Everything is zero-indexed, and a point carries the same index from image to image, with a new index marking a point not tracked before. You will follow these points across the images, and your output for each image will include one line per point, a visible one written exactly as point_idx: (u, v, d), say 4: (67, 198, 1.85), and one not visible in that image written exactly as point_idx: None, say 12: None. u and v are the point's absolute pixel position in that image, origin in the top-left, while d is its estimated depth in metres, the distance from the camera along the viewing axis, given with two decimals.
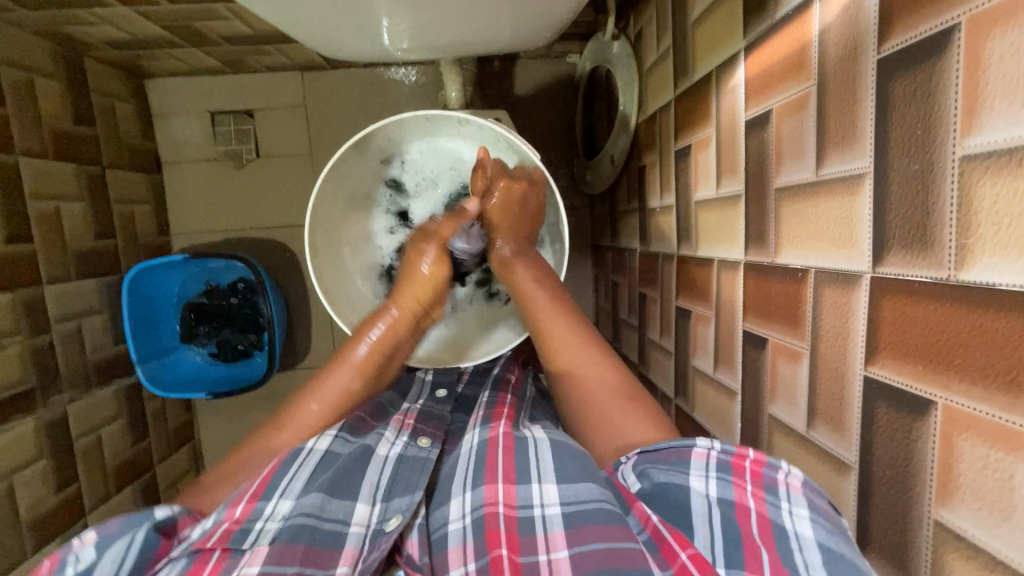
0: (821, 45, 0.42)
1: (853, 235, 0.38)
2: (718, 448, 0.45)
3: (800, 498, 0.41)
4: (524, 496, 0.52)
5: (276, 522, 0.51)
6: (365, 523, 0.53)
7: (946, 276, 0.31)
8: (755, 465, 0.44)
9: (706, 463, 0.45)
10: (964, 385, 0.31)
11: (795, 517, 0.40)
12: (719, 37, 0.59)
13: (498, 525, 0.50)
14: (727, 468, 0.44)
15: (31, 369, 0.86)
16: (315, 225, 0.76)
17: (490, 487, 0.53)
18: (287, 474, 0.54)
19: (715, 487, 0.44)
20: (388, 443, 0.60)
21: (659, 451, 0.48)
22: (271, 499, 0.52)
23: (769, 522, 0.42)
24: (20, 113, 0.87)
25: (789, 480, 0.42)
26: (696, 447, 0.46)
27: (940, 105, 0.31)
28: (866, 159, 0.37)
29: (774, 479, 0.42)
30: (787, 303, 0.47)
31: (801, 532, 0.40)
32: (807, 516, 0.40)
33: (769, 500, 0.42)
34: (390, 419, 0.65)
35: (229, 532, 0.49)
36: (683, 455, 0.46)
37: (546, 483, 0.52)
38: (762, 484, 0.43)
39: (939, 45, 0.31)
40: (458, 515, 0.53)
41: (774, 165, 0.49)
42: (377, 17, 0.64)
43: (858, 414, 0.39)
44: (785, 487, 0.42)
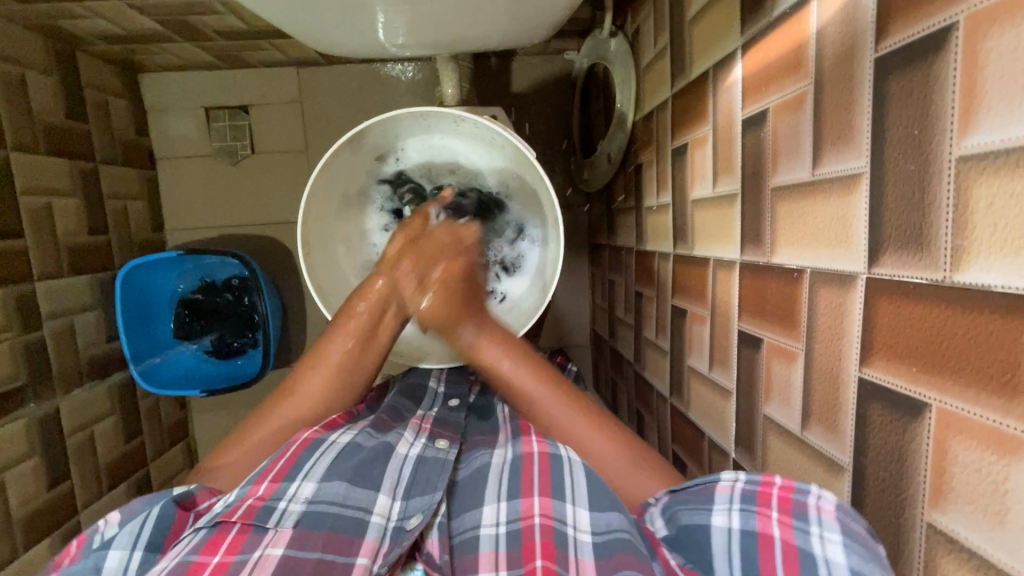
0: (819, 44, 0.41)
1: (849, 235, 0.38)
2: (743, 479, 0.45)
3: (829, 523, 0.39)
4: (558, 510, 0.52)
5: (300, 504, 0.50)
6: (386, 516, 0.52)
7: (941, 277, 0.31)
8: (783, 491, 0.43)
9: (731, 496, 0.45)
10: (958, 387, 0.31)
11: (825, 542, 0.40)
12: (715, 35, 0.58)
13: (534, 536, 0.50)
14: (751, 498, 0.45)
15: (22, 365, 0.85)
16: (308, 223, 0.75)
17: (526, 499, 0.53)
18: (311, 460, 0.54)
19: (739, 519, 0.45)
20: (408, 443, 0.59)
21: (685, 491, 0.49)
22: (295, 481, 0.52)
23: (796, 550, 0.42)
24: (11, 107, 0.86)
25: (820, 503, 0.40)
26: (721, 481, 0.46)
27: (937, 105, 0.31)
28: (862, 158, 0.37)
29: (804, 504, 0.41)
30: (782, 303, 0.47)
31: (832, 559, 0.39)
32: (839, 541, 0.39)
33: (799, 526, 0.41)
34: (410, 420, 0.65)
35: (253, 509, 0.49)
36: (709, 491, 0.47)
37: (580, 507, 0.52)
38: (790, 510, 0.42)
39: (937, 43, 0.31)
40: (490, 521, 0.53)
41: (770, 165, 0.49)
42: (372, 13, 0.63)
43: (851, 415, 0.39)
44: (816, 510, 0.40)
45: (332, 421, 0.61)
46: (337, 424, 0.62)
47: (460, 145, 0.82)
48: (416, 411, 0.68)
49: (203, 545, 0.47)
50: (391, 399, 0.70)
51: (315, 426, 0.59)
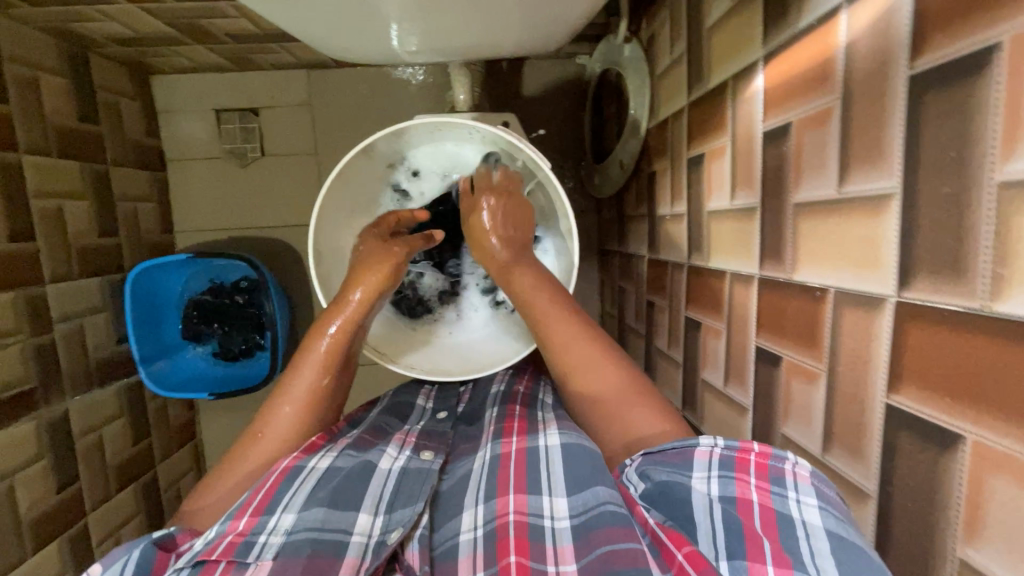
0: (847, 60, 0.40)
1: (877, 256, 0.37)
2: (721, 445, 0.45)
3: (806, 487, 0.41)
4: (535, 505, 0.51)
5: (280, 535, 0.50)
6: (367, 534, 0.51)
7: (979, 306, 0.30)
8: (761, 458, 0.44)
9: (709, 463, 0.45)
10: (995, 420, 0.29)
11: (802, 506, 0.40)
12: (736, 45, 0.57)
13: (508, 533, 0.49)
14: (730, 464, 0.45)
15: (32, 368, 0.85)
16: (321, 232, 0.75)
17: (501, 498, 0.52)
18: (290, 490, 0.53)
19: (717, 485, 0.44)
20: (391, 458, 0.60)
21: (663, 452, 0.48)
22: (275, 513, 0.51)
23: (774, 515, 0.41)
24: (24, 110, 0.86)
25: (796, 470, 0.42)
26: (699, 446, 0.46)
27: (978, 127, 0.30)
28: (893, 179, 0.35)
29: (781, 470, 0.43)
30: (803, 321, 0.46)
31: (810, 521, 0.39)
32: (816, 505, 0.40)
33: (776, 492, 0.42)
34: (393, 436, 0.65)
35: (233, 545, 0.49)
36: (686, 455, 0.46)
37: (556, 497, 0.52)
38: (768, 476, 0.43)
39: (978, 63, 0.30)
40: (469, 526, 0.52)
41: (793, 180, 0.47)
42: (386, 21, 0.63)
43: (878, 441, 0.38)
44: (793, 477, 0.42)
45: (313, 443, 0.60)
46: (317, 446, 0.60)
47: (471, 150, 0.82)
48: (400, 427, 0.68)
49: None
50: (378, 417, 0.69)
51: (295, 451, 0.59)
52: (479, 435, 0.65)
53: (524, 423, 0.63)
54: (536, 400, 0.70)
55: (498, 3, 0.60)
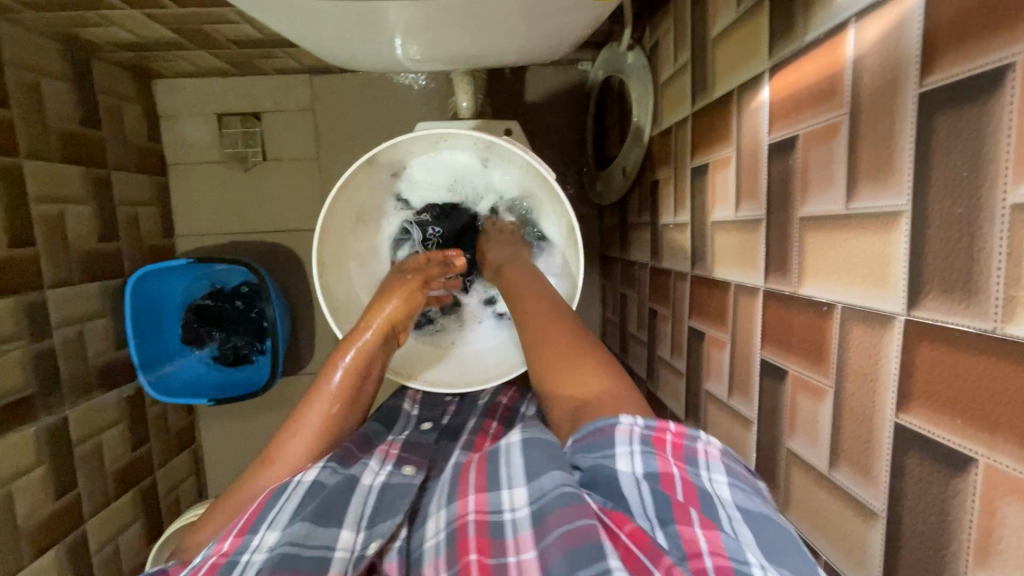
0: (855, 75, 0.40)
1: (886, 274, 0.37)
2: (640, 423, 0.46)
3: (716, 464, 0.44)
4: (495, 501, 0.49)
5: (263, 553, 0.48)
6: (349, 548, 0.50)
7: (991, 327, 0.30)
8: (676, 437, 0.45)
9: (630, 438, 0.45)
10: (1007, 445, 0.29)
11: (714, 482, 0.43)
12: (741, 56, 0.57)
13: (469, 532, 0.47)
14: (648, 441, 0.45)
15: (32, 374, 0.85)
16: (324, 242, 0.75)
17: (462, 499, 0.50)
18: (275, 507, 0.53)
19: (640, 461, 0.44)
20: (373, 472, 0.60)
21: (588, 435, 0.48)
22: (259, 531, 0.51)
23: (694, 489, 0.42)
24: (26, 115, 0.86)
25: (707, 448, 0.45)
26: (620, 423, 0.46)
27: (990, 148, 0.30)
28: (903, 197, 0.35)
29: (694, 449, 0.45)
30: (809, 336, 0.46)
31: (721, 495, 0.42)
32: (725, 480, 0.43)
33: (691, 469, 0.44)
34: (376, 448, 0.64)
35: (218, 565, 0.48)
36: (608, 433, 0.46)
37: (515, 487, 0.48)
38: (683, 455, 0.45)
39: (989, 83, 0.29)
40: (433, 530, 0.50)
41: (799, 194, 0.47)
42: (391, 30, 0.62)
43: (887, 460, 0.37)
44: (704, 454, 0.44)
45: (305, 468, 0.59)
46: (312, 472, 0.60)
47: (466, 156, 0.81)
48: (385, 438, 0.68)
49: None
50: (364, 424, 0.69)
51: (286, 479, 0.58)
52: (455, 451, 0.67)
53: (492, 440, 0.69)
54: (514, 419, 0.74)
55: (503, 14, 0.60)
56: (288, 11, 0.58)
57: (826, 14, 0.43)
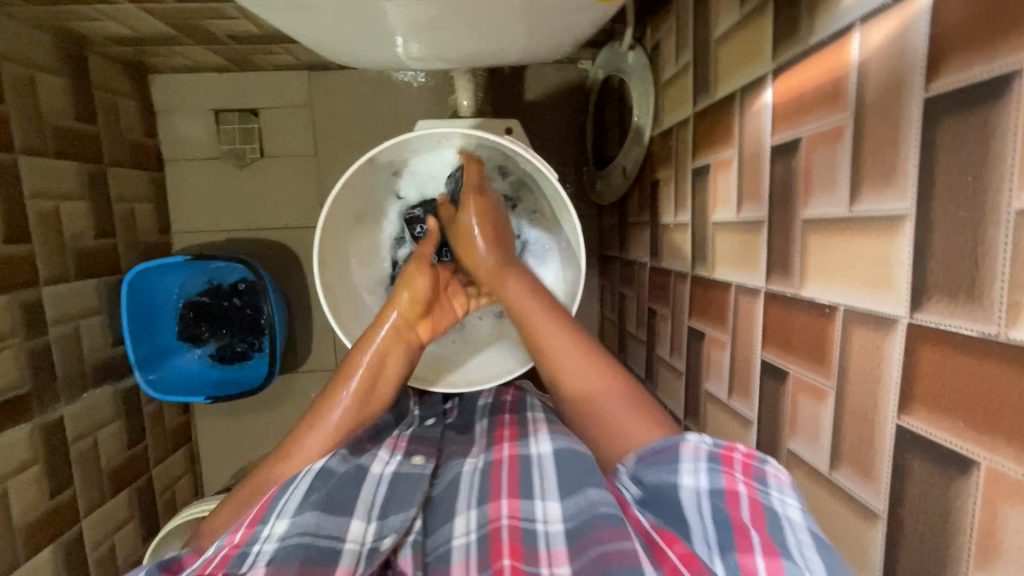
0: (860, 79, 0.40)
1: (889, 277, 0.37)
2: (708, 441, 0.47)
3: (788, 490, 0.43)
4: (527, 509, 0.52)
5: (273, 543, 0.48)
6: (360, 541, 0.51)
7: (994, 331, 0.30)
8: (746, 457, 0.46)
9: (696, 456, 0.46)
10: (1010, 448, 0.29)
11: (785, 504, 0.42)
12: (744, 58, 0.57)
13: (502, 536, 0.49)
14: (716, 458, 0.46)
15: (27, 371, 0.84)
16: (325, 242, 0.75)
17: (494, 503, 0.53)
18: (284, 495, 0.53)
19: (706, 478, 0.45)
20: (382, 462, 0.60)
21: (653, 453, 0.49)
22: (269, 521, 0.50)
23: (761, 510, 0.42)
24: (21, 110, 0.85)
25: (777, 472, 0.44)
26: (687, 441, 0.47)
27: (996, 154, 0.30)
28: (907, 201, 0.35)
29: (763, 470, 0.44)
30: (810, 338, 0.46)
31: (791, 516, 0.41)
32: (796, 505, 0.42)
33: (759, 487, 0.43)
34: (385, 440, 0.65)
35: (228, 557, 0.48)
36: (674, 451, 0.48)
37: (549, 501, 0.52)
38: (752, 474, 0.44)
39: (995, 89, 0.30)
40: (462, 531, 0.52)
41: (802, 196, 0.47)
42: (394, 28, 0.62)
43: (888, 461, 0.38)
44: (775, 478, 0.44)
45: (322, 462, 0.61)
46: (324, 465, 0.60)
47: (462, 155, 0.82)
48: (392, 428, 0.68)
49: None
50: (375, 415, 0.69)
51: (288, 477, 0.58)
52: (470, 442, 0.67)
53: (514, 429, 0.66)
54: (524, 406, 0.72)
55: (507, 14, 0.60)
56: (289, 9, 0.58)
57: (830, 18, 0.43)
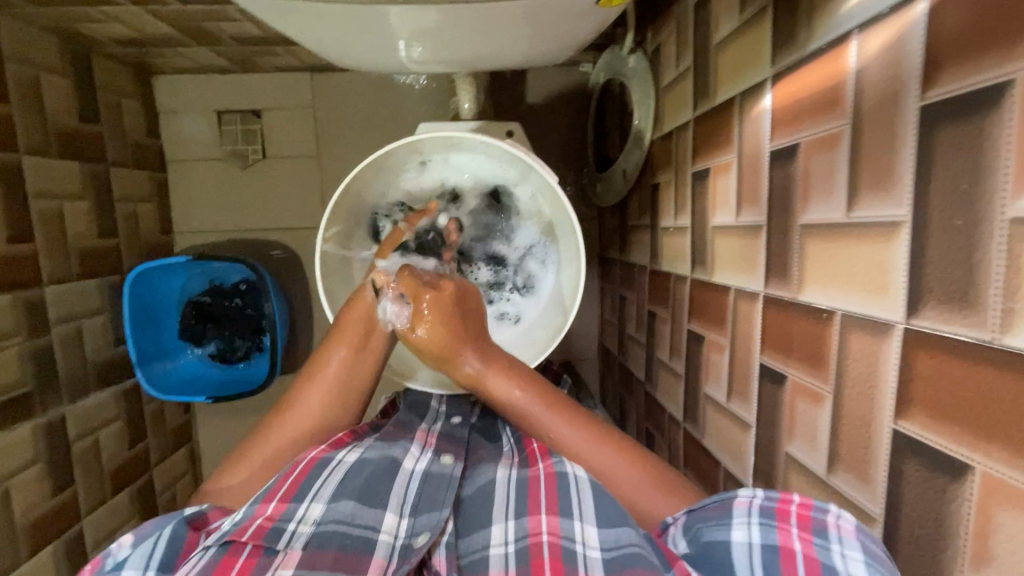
0: (858, 86, 0.40)
1: (885, 282, 0.37)
2: (761, 495, 0.45)
3: (851, 541, 0.39)
4: (567, 528, 0.51)
5: (308, 525, 0.50)
6: (393, 534, 0.51)
7: (989, 337, 0.30)
8: (802, 509, 0.43)
9: (749, 510, 0.45)
10: (1005, 454, 0.30)
11: (846, 559, 0.39)
12: (744, 63, 0.58)
13: (542, 553, 0.49)
14: (770, 513, 0.44)
15: (30, 371, 0.84)
16: (326, 244, 0.75)
17: (534, 517, 0.52)
18: (318, 480, 0.54)
19: (758, 533, 0.44)
20: (414, 458, 0.59)
21: (704, 509, 0.48)
22: (304, 501, 0.52)
23: (818, 565, 0.41)
24: (25, 111, 0.86)
25: (839, 521, 0.40)
26: (739, 496, 0.46)
27: (991, 162, 0.30)
28: (903, 208, 0.36)
29: (823, 522, 0.41)
30: (808, 342, 0.46)
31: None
32: (861, 560, 0.38)
33: (817, 542, 0.41)
34: (413, 435, 0.64)
35: (263, 529, 0.49)
36: (726, 506, 0.47)
37: (588, 525, 0.51)
38: (810, 527, 0.42)
39: (991, 99, 0.30)
40: (499, 540, 0.52)
41: (800, 201, 0.48)
42: (396, 33, 0.62)
43: (884, 465, 0.38)
44: (836, 528, 0.40)
45: (338, 439, 0.60)
46: (343, 442, 0.62)
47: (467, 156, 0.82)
48: (421, 424, 0.69)
49: (214, 566, 0.47)
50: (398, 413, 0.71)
51: (323, 443, 0.60)
52: (498, 451, 0.65)
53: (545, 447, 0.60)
54: None
55: (509, 19, 0.60)
56: (292, 13, 0.58)
57: (829, 24, 0.44)
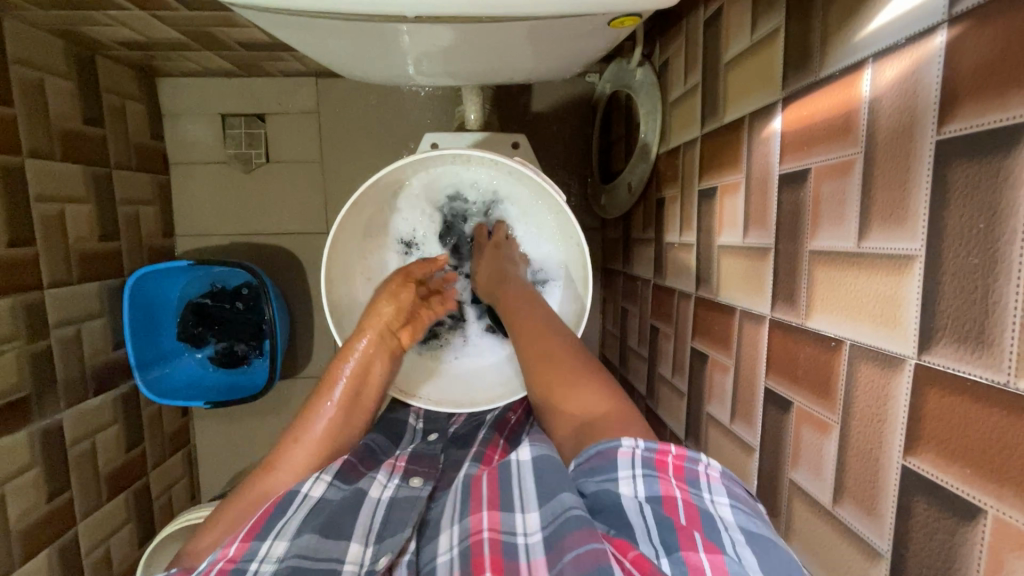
0: (871, 116, 0.40)
1: (897, 315, 0.37)
2: (642, 446, 0.46)
3: (718, 487, 0.44)
4: (509, 522, 0.50)
5: (270, 564, 0.50)
6: (358, 563, 0.51)
7: (1004, 380, 0.30)
8: (677, 459, 0.46)
9: (632, 462, 0.46)
10: (1018, 500, 0.29)
11: (717, 504, 0.43)
12: (753, 84, 0.57)
13: (484, 550, 0.48)
14: (651, 464, 0.45)
15: (28, 375, 0.84)
16: (332, 256, 0.75)
17: (476, 515, 0.52)
18: (283, 517, 0.54)
19: (643, 485, 0.45)
20: (381, 486, 0.61)
21: (591, 458, 0.48)
22: (267, 540, 0.52)
23: (696, 512, 0.43)
24: (29, 113, 0.85)
25: (708, 471, 0.46)
26: (621, 447, 0.47)
27: (1007, 202, 0.30)
28: (917, 242, 0.35)
29: (695, 472, 0.45)
30: (816, 370, 0.46)
31: (723, 516, 0.42)
32: (727, 502, 0.43)
33: (692, 491, 0.44)
34: (382, 463, 0.66)
35: (224, 571, 0.49)
36: (612, 458, 0.47)
37: (529, 512, 0.50)
38: (685, 477, 0.45)
39: (1011, 138, 0.29)
40: (446, 547, 0.51)
41: (810, 227, 0.47)
42: (405, 48, 0.62)
43: (893, 501, 0.38)
44: (706, 478, 0.45)
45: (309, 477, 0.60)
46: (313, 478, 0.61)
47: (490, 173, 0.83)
48: (391, 452, 0.70)
49: None
50: (369, 439, 0.70)
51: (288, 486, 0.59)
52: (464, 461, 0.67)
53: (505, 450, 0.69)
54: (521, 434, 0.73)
55: (518, 38, 0.60)
56: (301, 28, 0.58)
57: (843, 51, 0.43)
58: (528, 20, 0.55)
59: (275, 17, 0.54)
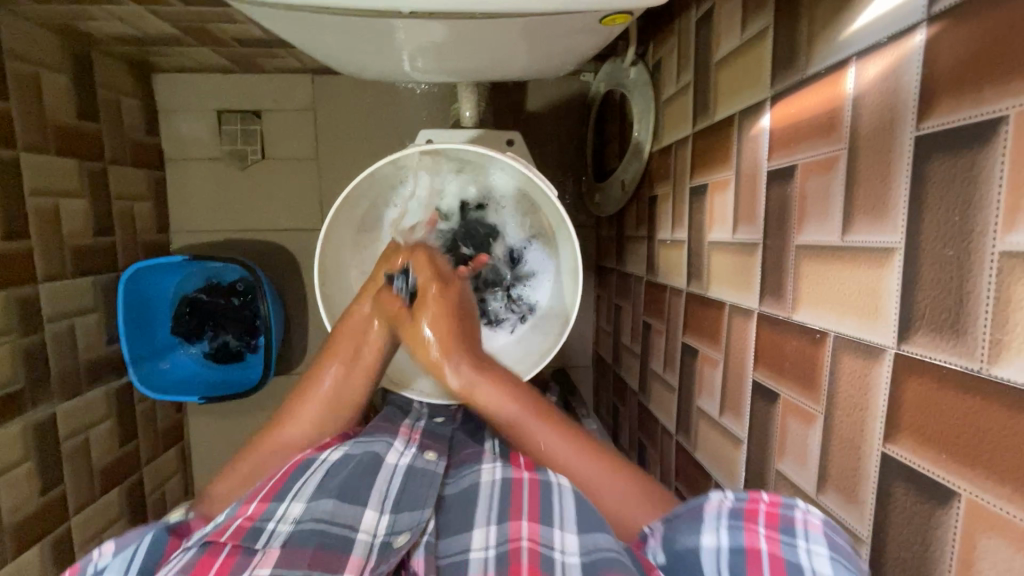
0: (855, 114, 0.41)
1: (878, 307, 0.38)
2: (731, 497, 0.47)
3: (817, 536, 0.40)
4: (546, 535, 0.52)
5: (288, 525, 0.51)
6: (372, 533, 0.52)
7: (977, 367, 0.31)
8: (771, 507, 0.44)
9: (718, 513, 0.46)
10: (991, 483, 0.30)
11: (812, 555, 0.40)
12: (743, 83, 0.58)
13: (520, 559, 0.50)
14: (738, 514, 0.45)
15: (22, 369, 0.84)
16: (326, 252, 0.76)
17: (515, 522, 0.53)
18: (300, 480, 0.55)
19: (728, 536, 0.45)
20: (397, 453, 0.62)
21: (678, 515, 0.49)
22: (284, 501, 0.53)
23: (786, 565, 0.42)
24: (23, 107, 0.85)
25: (808, 518, 0.41)
26: (710, 498, 0.48)
27: (982, 194, 0.31)
28: (897, 234, 0.36)
29: (792, 518, 0.42)
30: (802, 362, 0.47)
31: (819, 570, 0.39)
32: (826, 554, 0.39)
33: (785, 540, 0.42)
34: (398, 433, 0.67)
35: (243, 529, 0.50)
36: (697, 511, 0.48)
37: (567, 532, 0.52)
38: (779, 525, 0.43)
39: (986, 132, 0.30)
40: (480, 545, 0.53)
41: (796, 222, 0.48)
42: (400, 45, 0.63)
43: (873, 488, 0.39)
44: (803, 524, 0.41)
45: (326, 442, 0.63)
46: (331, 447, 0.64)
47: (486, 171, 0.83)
48: (404, 423, 0.71)
49: (192, 566, 0.47)
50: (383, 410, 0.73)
51: (308, 448, 0.62)
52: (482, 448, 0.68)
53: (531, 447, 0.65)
54: None
55: (512, 35, 0.60)
56: (296, 24, 0.58)
57: (828, 50, 0.44)
58: (523, 17, 0.56)
59: (271, 12, 0.55)
